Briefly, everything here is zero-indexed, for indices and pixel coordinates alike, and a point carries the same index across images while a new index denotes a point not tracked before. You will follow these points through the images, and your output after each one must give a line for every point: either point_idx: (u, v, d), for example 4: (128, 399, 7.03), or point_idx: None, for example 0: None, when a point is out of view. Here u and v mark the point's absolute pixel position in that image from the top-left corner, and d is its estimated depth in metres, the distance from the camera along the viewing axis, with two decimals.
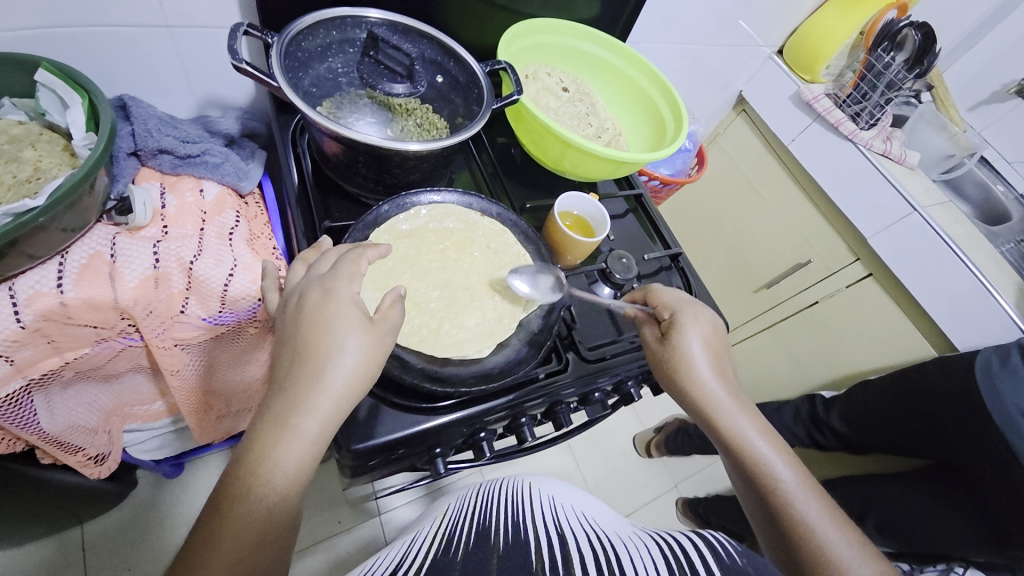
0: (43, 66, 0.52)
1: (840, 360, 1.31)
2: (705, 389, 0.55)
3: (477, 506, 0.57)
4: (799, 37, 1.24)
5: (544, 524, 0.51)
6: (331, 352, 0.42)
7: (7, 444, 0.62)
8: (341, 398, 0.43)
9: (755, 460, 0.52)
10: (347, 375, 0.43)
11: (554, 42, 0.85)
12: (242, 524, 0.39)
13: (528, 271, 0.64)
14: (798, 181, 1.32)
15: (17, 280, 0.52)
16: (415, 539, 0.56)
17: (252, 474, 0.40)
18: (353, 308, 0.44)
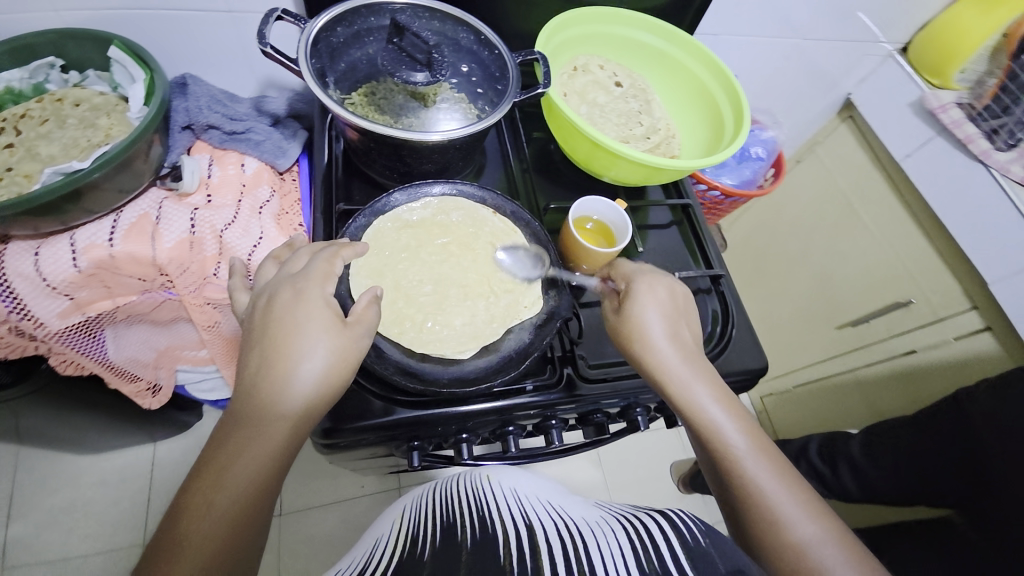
0: (116, 43, 0.61)
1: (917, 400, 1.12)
2: (659, 359, 0.52)
3: (439, 500, 0.54)
4: (931, 31, 1.03)
5: (511, 515, 0.47)
6: (301, 355, 0.43)
7: (74, 368, 0.70)
8: (313, 400, 0.43)
9: (709, 429, 0.50)
10: (316, 378, 0.43)
11: (610, 32, 0.79)
12: (208, 527, 0.38)
13: (531, 277, 0.62)
14: (908, 204, 1.11)
15: (78, 231, 0.60)
16: (377, 544, 0.52)
17: (219, 475, 0.40)
18: (325, 311, 0.45)
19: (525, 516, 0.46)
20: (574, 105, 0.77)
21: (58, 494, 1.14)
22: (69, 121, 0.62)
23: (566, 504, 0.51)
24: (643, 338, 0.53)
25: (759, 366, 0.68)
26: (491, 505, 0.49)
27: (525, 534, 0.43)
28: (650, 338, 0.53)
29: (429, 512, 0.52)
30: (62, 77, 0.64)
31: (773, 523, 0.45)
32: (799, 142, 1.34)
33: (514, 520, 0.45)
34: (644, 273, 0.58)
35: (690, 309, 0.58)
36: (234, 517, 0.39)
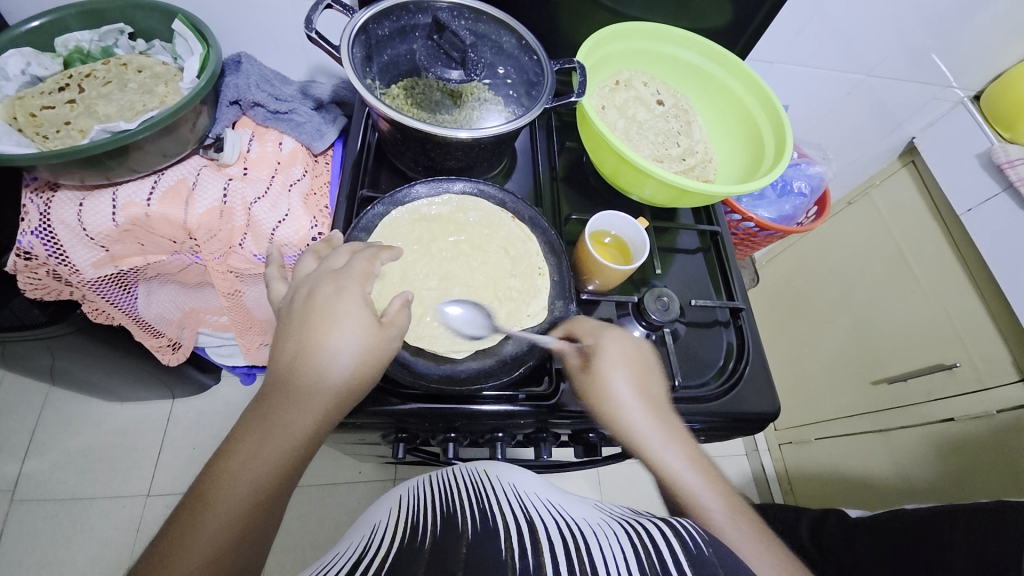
0: (180, 17, 0.66)
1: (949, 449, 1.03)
2: (630, 420, 0.52)
3: (433, 494, 0.49)
4: (1007, 81, 0.95)
5: (514, 511, 0.42)
6: (334, 350, 0.43)
7: (104, 316, 0.75)
8: (336, 397, 0.43)
9: (686, 492, 0.48)
10: (343, 374, 0.43)
11: (657, 49, 0.77)
12: (221, 526, 0.37)
13: (538, 286, 0.63)
14: (965, 261, 1.04)
15: (120, 188, 0.66)
16: (373, 530, 0.46)
17: (235, 466, 0.39)
18: (359, 308, 0.45)
19: (526, 512, 0.42)
20: (612, 119, 0.76)
21: (81, 435, 1.21)
22: (129, 85, 0.68)
23: (567, 503, 0.47)
24: (609, 396, 0.53)
25: (770, 409, 0.65)
26: (494, 499, 0.45)
27: (525, 530, 0.39)
28: (614, 394, 0.53)
29: (429, 503, 0.47)
30: (130, 44, 0.70)
31: None
32: (854, 183, 1.27)
33: (514, 513, 0.42)
34: (606, 329, 0.57)
35: (654, 364, 0.57)
36: (246, 515, 0.38)
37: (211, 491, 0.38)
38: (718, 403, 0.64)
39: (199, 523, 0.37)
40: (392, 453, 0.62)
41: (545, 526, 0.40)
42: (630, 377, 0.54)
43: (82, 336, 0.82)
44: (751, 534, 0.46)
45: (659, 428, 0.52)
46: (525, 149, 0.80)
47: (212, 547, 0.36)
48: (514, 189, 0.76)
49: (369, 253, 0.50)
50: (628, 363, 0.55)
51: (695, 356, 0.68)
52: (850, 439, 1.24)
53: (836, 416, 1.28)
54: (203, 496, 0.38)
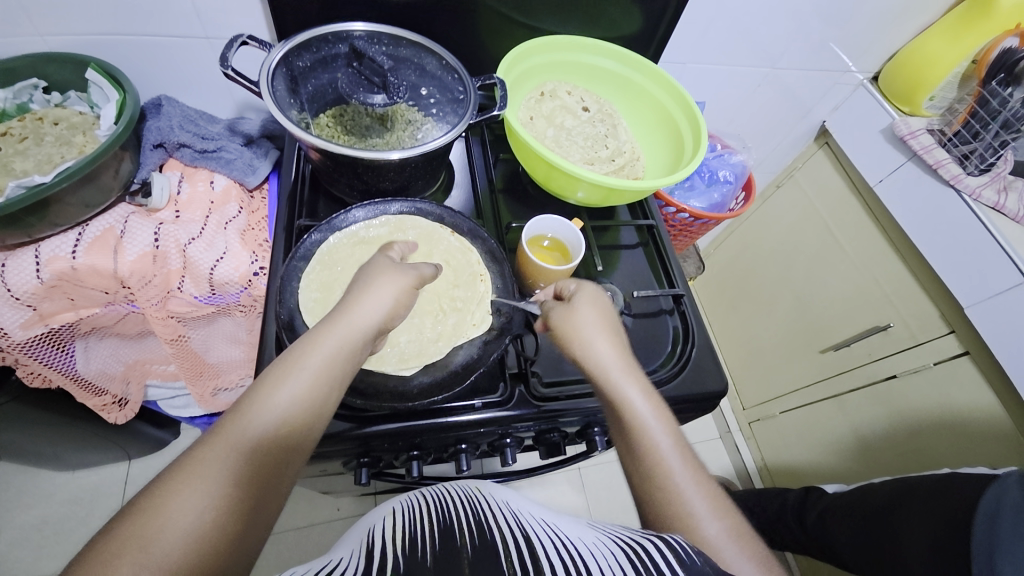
0: (92, 65, 0.65)
1: (895, 404, 1.10)
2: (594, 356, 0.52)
3: (431, 510, 0.50)
4: (898, 61, 1.03)
5: (513, 530, 0.43)
6: (366, 312, 0.49)
7: (41, 380, 0.71)
8: (354, 354, 0.47)
9: (638, 424, 0.49)
10: (364, 333, 0.48)
11: (575, 59, 0.81)
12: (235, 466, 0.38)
13: (480, 293, 0.64)
14: (884, 228, 1.12)
15: (42, 244, 0.63)
16: (367, 538, 0.47)
17: (250, 413, 0.41)
18: (384, 283, 0.52)
19: (522, 531, 0.43)
20: (540, 128, 0.79)
21: (29, 511, 1.13)
22: (46, 139, 0.66)
23: (562, 520, 0.47)
24: (576, 332, 0.54)
25: (719, 386, 0.68)
26: (489, 513, 0.47)
27: (523, 551, 0.40)
28: (581, 331, 0.54)
29: (425, 517, 0.48)
30: (45, 98, 0.68)
31: (693, 525, 0.44)
32: (779, 167, 1.36)
33: (512, 528, 0.44)
34: (587, 286, 0.58)
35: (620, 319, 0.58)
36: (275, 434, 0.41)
37: (229, 425, 0.40)
38: (668, 386, 0.67)
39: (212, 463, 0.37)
40: (355, 478, 0.61)
41: (542, 546, 0.41)
42: (602, 329, 0.54)
43: (18, 404, 0.78)
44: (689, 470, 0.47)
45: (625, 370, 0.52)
46: (461, 164, 0.82)
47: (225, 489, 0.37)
48: (455, 204, 0.77)
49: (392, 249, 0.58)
50: (603, 319, 0.56)
51: (644, 344, 0.71)
52: (810, 409, 1.30)
53: (795, 388, 1.34)
54: (234, 416, 0.41)
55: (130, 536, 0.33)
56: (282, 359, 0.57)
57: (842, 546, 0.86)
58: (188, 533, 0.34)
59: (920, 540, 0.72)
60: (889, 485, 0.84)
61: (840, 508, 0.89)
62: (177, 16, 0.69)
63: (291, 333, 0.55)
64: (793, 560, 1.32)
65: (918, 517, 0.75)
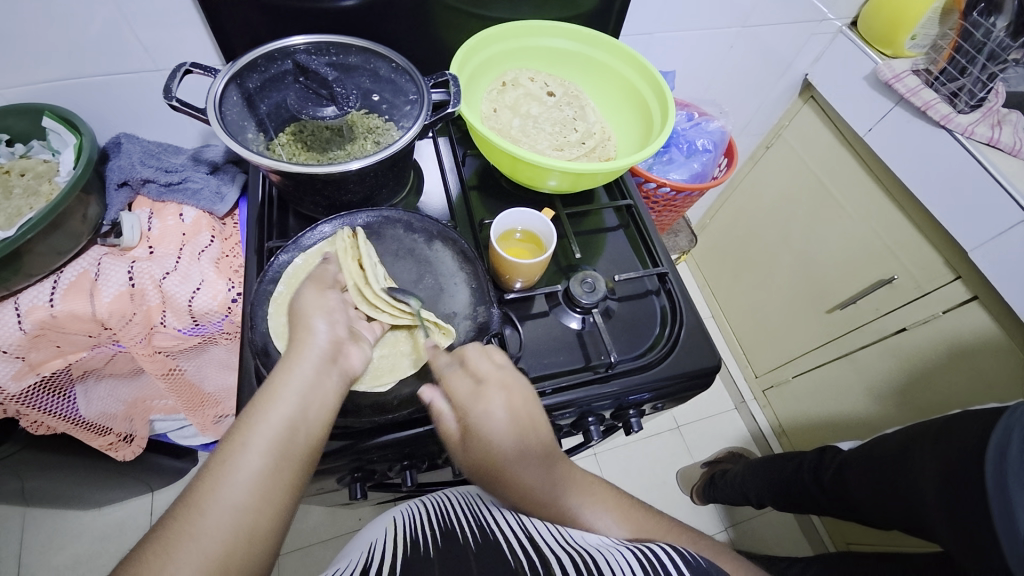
0: (47, 113, 0.66)
1: (910, 358, 1.06)
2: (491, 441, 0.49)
3: (435, 514, 0.50)
4: (875, 1, 0.98)
5: (516, 528, 0.44)
6: (318, 336, 0.50)
7: (44, 428, 0.72)
8: (321, 374, 0.47)
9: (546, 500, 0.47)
10: (319, 354, 0.49)
11: (532, 44, 0.79)
12: (240, 494, 0.39)
13: (456, 297, 0.63)
14: (879, 178, 1.08)
15: (21, 295, 0.64)
16: (371, 546, 0.47)
17: (239, 442, 0.42)
18: (325, 305, 0.53)
19: (526, 530, 0.43)
20: (506, 119, 0.78)
21: (65, 550, 1.17)
22: (14, 191, 0.67)
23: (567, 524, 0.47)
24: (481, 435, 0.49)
25: (713, 362, 0.66)
26: (492, 516, 0.47)
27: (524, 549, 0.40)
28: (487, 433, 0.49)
29: (429, 521, 0.49)
30: (9, 150, 0.69)
31: None
32: (766, 127, 1.32)
33: (513, 528, 0.44)
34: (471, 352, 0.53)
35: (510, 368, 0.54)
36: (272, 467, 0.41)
37: (221, 468, 0.40)
38: (659, 369, 0.65)
39: (213, 497, 0.39)
40: (351, 494, 0.62)
41: (543, 542, 0.41)
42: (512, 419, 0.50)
43: (29, 452, 0.80)
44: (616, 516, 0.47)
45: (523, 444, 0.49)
46: (430, 165, 0.81)
47: (234, 517, 0.38)
48: (427, 207, 0.76)
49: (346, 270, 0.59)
50: (515, 405, 0.51)
51: (632, 329, 0.70)
52: (822, 371, 1.27)
53: (806, 352, 1.31)
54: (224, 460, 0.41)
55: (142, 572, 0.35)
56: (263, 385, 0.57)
57: (861, 501, 0.85)
58: (208, 555, 0.37)
59: (936, 492, 0.70)
60: (899, 436, 0.82)
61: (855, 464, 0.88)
62: (125, 52, 0.68)
63: (265, 358, 0.55)
64: (820, 524, 1.29)
65: (930, 465, 0.73)
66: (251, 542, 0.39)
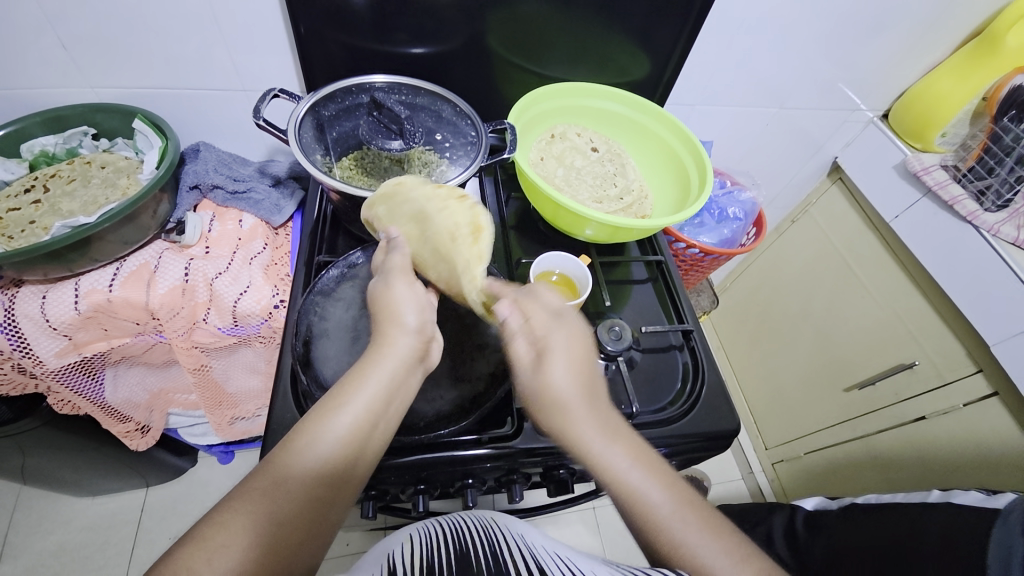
0: (140, 117, 0.73)
1: (927, 449, 1.05)
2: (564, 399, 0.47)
3: (449, 538, 0.51)
4: (906, 98, 1.04)
5: (531, 564, 0.44)
6: (400, 332, 0.49)
7: (71, 407, 0.74)
8: (402, 375, 0.47)
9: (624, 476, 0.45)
10: (397, 367, 0.47)
11: (584, 103, 0.85)
12: (294, 476, 0.40)
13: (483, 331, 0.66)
14: (903, 262, 1.10)
15: (83, 278, 0.69)
16: (388, 560, 0.48)
17: (291, 451, 0.41)
18: (416, 295, 0.52)
19: (541, 568, 0.44)
20: (551, 168, 0.83)
21: (50, 536, 1.15)
22: (93, 181, 0.73)
23: (578, 558, 0.47)
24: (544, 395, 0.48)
25: (733, 424, 0.66)
26: (507, 548, 0.48)
27: None
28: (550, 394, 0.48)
29: (443, 546, 0.49)
30: (93, 144, 0.76)
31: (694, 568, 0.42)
32: (793, 202, 1.36)
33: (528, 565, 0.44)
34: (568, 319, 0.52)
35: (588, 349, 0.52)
36: (319, 475, 0.41)
37: (270, 472, 0.40)
38: (678, 424, 0.66)
39: (273, 473, 0.40)
40: (361, 511, 0.62)
41: None
42: (570, 370, 0.48)
43: (50, 429, 0.82)
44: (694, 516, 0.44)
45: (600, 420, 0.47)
46: (475, 202, 0.85)
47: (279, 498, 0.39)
48: None
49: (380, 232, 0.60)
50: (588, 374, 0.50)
51: (653, 382, 0.71)
52: (836, 451, 1.25)
53: (819, 428, 1.29)
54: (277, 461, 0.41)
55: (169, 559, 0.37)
56: (296, 391, 0.59)
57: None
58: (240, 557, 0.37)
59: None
60: None
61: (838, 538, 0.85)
62: (218, 72, 0.76)
63: (306, 366, 0.58)
64: None
65: None
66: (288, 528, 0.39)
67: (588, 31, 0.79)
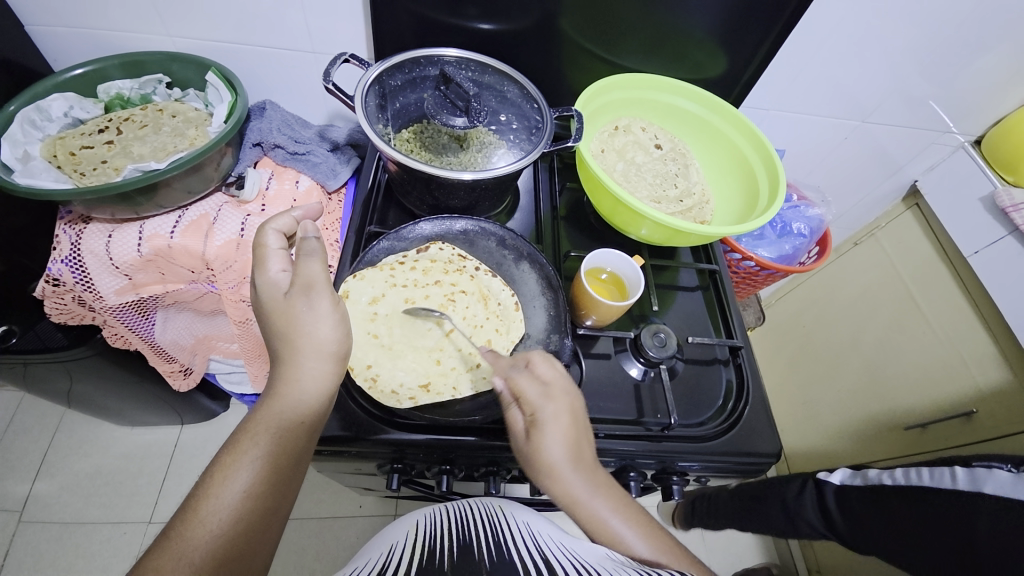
0: (214, 70, 0.74)
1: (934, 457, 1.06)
2: (561, 481, 0.48)
3: (450, 523, 0.51)
4: (1005, 125, 0.95)
5: (529, 549, 0.44)
6: (312, 344, 0.47)
7: (123, 342, 0.78)
8: (318, 384, 0.48)
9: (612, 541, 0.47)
10: (314, 386, 0.47)
11: (654, 97, 0.82)
12: (246, 484, 0.42)
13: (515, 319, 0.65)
14: (975, 301, 1.02)
15: (146, 222, 0.71)
16: (392, 548, 0.48)
17: (218, 491, 0.41)
18: (334, 314, 0.49)
19: (541, 553, 0.44)
20: (611, 161, 0.80)
21: (90, 459, 1.23)
22: (163, 128, 0.75)
23: (580, 546, 0.47)
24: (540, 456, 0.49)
25: (774, 449, 0.63)
26: (508, 534, 0.48)
27: (542, 570, 0.41)
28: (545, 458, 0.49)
29: (445, 531, 0.49)
30: (166, 92, 0.78)
31: None
32: (858, 224, 1.28)
33: (529, 551, 0.44)
34: (558, 384, 0.52)
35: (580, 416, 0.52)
36: (250, 507, 0.41)
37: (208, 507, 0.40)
38: (714, 442, 0.63)
39: (227, 475, 0.42)
40: (385, 483, 0.62)
41: (560, 566, 0.41)
42: (564, 438, 0.50)
43: (100, 361, 0.86)
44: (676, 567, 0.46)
45: (595, 495, 0.48)
46: (528, 188, 0.83)
47: (236, 503, 0.41)
48: (517, 227, 0.78)
49: (284, 212, 0.54)
50: (569, 434, 0.50)
51: (693, 395, 0.68)
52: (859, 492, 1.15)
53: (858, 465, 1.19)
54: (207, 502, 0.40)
55: (201, 522, 0.39)
56: None
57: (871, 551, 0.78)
58: None
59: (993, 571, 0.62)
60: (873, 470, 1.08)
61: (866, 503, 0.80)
62: (289, 31, 0.76)
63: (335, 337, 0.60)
64: None
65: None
66: (250, 530, 0.41)
67: (668, 22, 0.75)
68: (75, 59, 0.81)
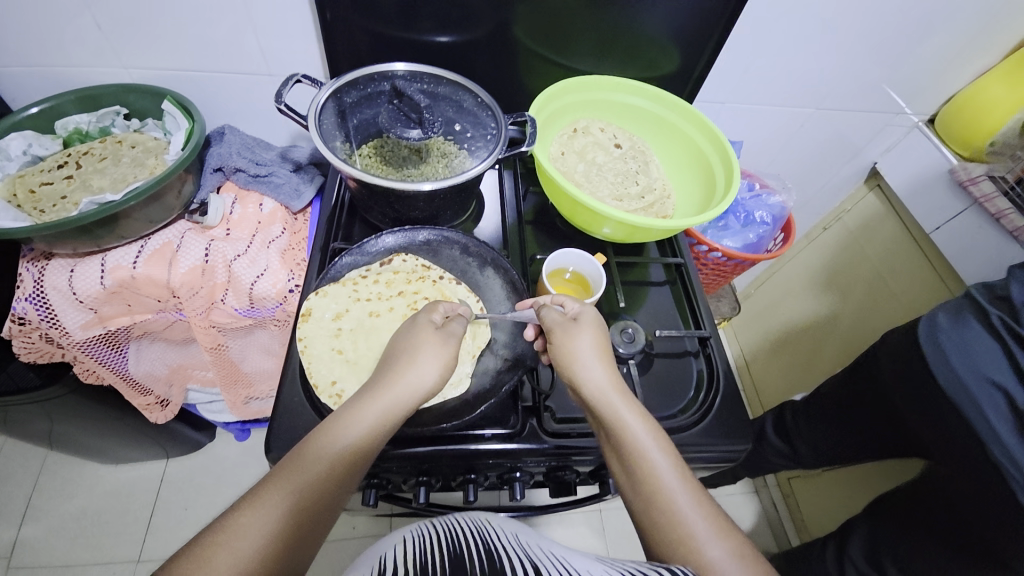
0: (170, 98, 0.75)
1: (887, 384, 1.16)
2: (587, 375, 0.53)
3: (439, 536, 0.51)
4: (956, 102, 0.98)
5: (523, 558, 0.44)
6: (409, 386, 0.51)
7: (95, 377, 0.77)
8: (380, 428, 0.48)
9: (635, 448, 0.48)
10: (371, 424, 0.47)
11: (609, 98, 0.83)
12: (270, 527, 0.40)
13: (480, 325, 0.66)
14: (939, 274, 1.04)
15: (108, 254, 0.71)
16: (379, 563, 0.48)
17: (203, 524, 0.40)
18: (437, 364, 0.53)
19: (532, 561, 0.44)
20: (571, 163, 0.81)
21: (74, 499, 1.21)
22: (123, 160, 0.75)
23: (572, 553, 0.47)
24: (574, 359, 0.54)
25: (747, 435, 0.64)
26: (499, 544, 0.47)
27: None
28: (579, 358, 0.54)
29: (434, 543, 0.49)
30: (125, 123, 0.78)
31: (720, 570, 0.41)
32: (825, 208, 1.30)
33: (521, 560, 0.44)
34: (588, 310, 0.59)
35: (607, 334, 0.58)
36: (270, 555, 0.39)
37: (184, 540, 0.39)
38: (686, 433, 0.64)
39: (252, 517, 0.40)
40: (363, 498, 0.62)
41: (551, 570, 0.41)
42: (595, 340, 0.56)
43: (74, 398, 0.85)
44: (699, 498, 0.45)
45: (622, 397, 0.51)
46: (492, 195, 0.84)
47: (257, 550, 0.38)
48: (483, 234, 0.79)
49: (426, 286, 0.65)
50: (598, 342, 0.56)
51: (665, 387, 0.69)
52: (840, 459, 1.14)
53: None
54: None
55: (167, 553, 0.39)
56: (301, 386, 0.61)
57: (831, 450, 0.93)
58: None
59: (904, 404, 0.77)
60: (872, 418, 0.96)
61: (829, 418, 0.93)
62: (245, 56, 0.77)
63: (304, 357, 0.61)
64: None
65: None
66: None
67: (616, 23, 0.77)
68: (31, 96, 0.81)
